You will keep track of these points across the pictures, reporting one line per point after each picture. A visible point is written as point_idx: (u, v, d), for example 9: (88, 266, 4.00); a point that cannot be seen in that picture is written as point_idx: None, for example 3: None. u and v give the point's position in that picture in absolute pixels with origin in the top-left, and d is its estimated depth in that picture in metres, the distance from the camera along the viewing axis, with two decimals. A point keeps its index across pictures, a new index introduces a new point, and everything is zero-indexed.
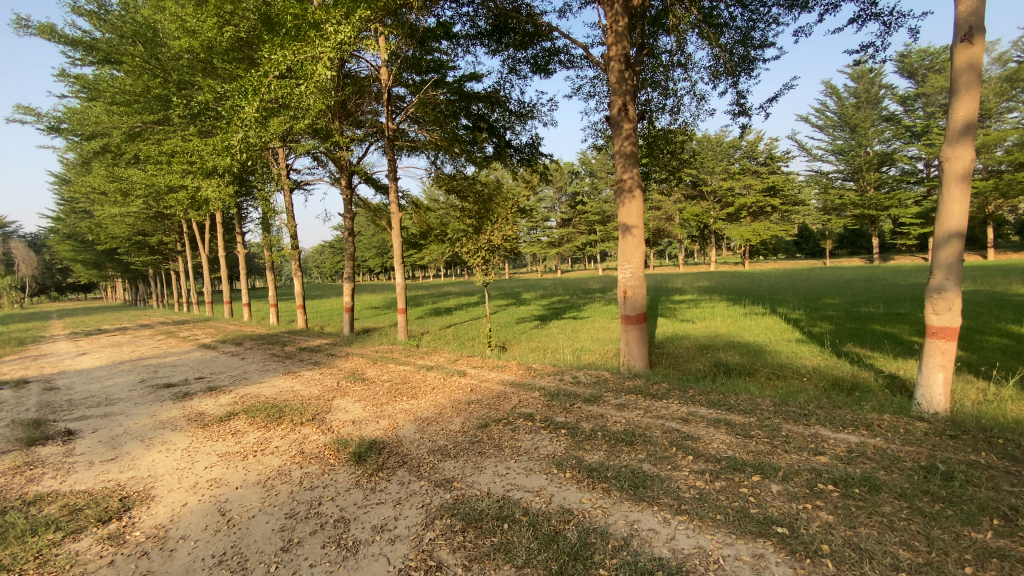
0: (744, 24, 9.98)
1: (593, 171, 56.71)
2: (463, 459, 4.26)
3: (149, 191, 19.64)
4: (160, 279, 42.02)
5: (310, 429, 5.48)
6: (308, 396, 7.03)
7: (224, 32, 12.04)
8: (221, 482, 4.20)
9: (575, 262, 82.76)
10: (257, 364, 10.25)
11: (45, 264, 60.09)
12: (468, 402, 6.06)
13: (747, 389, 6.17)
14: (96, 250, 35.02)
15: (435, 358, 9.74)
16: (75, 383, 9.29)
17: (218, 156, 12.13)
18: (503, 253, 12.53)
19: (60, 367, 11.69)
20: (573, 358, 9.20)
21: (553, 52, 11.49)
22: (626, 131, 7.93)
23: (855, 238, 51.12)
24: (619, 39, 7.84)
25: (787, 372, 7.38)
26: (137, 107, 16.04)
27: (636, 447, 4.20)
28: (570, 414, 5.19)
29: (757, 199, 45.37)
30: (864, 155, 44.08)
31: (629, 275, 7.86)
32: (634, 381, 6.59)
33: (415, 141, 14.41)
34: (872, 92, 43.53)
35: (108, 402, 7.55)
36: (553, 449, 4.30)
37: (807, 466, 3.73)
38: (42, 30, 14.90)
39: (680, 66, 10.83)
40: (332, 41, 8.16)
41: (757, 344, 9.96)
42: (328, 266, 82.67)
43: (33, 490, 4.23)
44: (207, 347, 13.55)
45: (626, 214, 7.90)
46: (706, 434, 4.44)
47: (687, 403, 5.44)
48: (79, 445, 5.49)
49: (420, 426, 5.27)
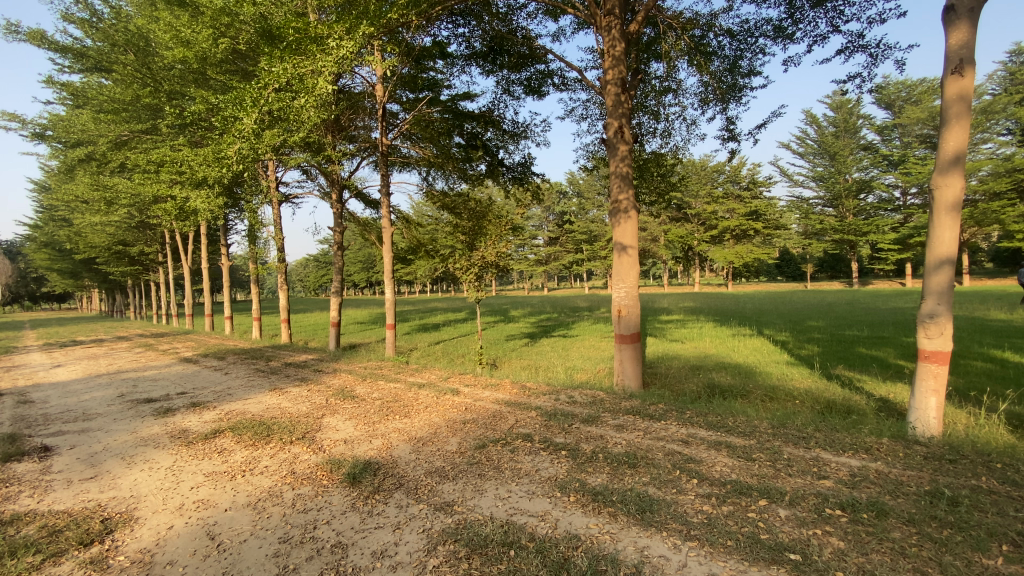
0: (732, 53, 10.27)
1: (581, 192, 57.46)
2: (462, 481, 4.15)
3: (133, 200, 19.26)
4: (139, 291, 41.03)
5: (301, 449, 5.31)
6: (297, 414, 6.83)
7: (219, 44, 12.04)
8: (208, 504, 4.02)
9: (561, 281, 83.17)
10: (242, 379, 9.97)
11: (20, 273, 58.89)
12: (464, 421, 5.94)
13: (743, 410, 6.16)
14: (74, 259, 34.23)
15: (426, 376, 9.58)
16: (50, 397, 8.91)
17: (208, 166, 11.98)
18: (495, 270, 12.51)
19: (34, 379, 11.25)
20: (567, 377, 9.14)
21: (547, 74, 11.68)
22: (622, 153, 8.00)
23: (835, 263, 52.33)
24: (616, 63, 7.97)
25: (780, 394, 7.42)
26: (126, 115, 15.85)
27: (639, 470, 4.14)
28: (569, 435, 5.12)
29: (740, 223, 46.37)
30: (844, 182, 45.41)
31: (623, 295, 7.86)
32: (631, 402, 6.54)
33: (407, 157, 14.43)
34: (850, 121, 45.21)
35: (86, 417, 7.25)
36: (554, 471, 4.21)
37: (812, 490, 3.72)
38: (31, 36, 14.70)
39: (671, 92, 11.11)
40: (335, 56, 8.14)
41: (748, 366, 10.01)
42: (312, 280, 81.66)
43: (8, 510, 3.99)
44: (189, 361, 13.18)
45: (620, 234, 7.97)
46: (708, 457, 4.40)
47: (686, 425, 5.41)
48: (56, 462, 5.23)
49: (416, 446, 5.14)
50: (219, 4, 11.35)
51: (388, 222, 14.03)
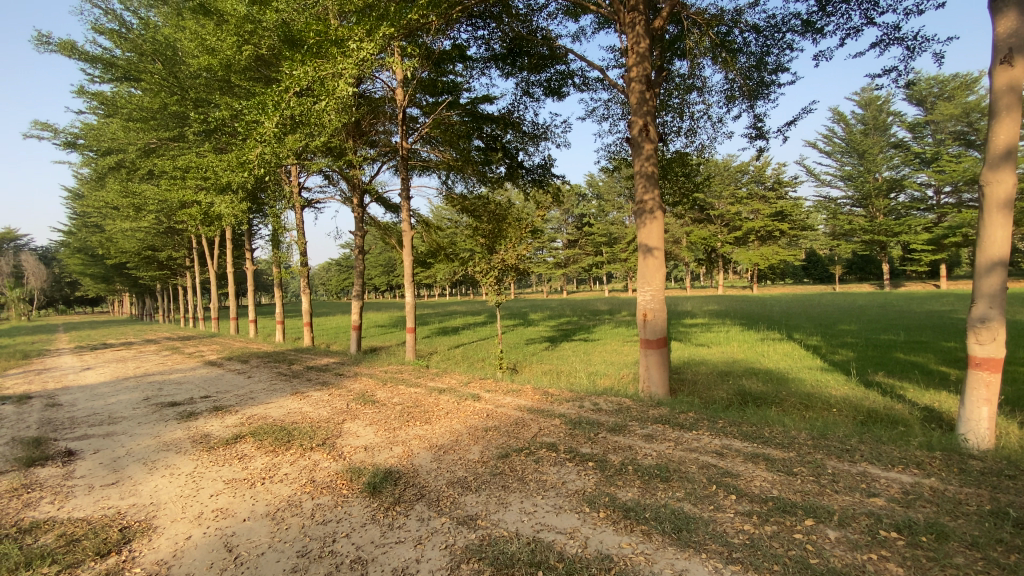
0: (758, 49, 9.95)
1: (601, 194, 56.99)
2: (486, 494, 3.98)
3: (160, 206, 19.69)
4: (167, 295, 42.03)
5: (321, 455, 5.21)
6: (318, 419, 6.76)
7: (243, 51, 12.19)
8: (227, 513, 3.94)
9: (580, 284, 82.64)
10: (264, 383, 10.01)
11: (55, 277, 61.16)
12: (486, 428, 5.78)
13: (779, 420, 5.86)
14: (105, 264, 35.21)
15: (446, 380, 9.47)
16: (78, 400, 9.05)
17: (232, 171, 12.13)
18: (515, 273, 12.36)
19: (64, 382, 11.50)
20: (589, 382, 8.91)
21: (568, 75, 11.51)
22: (647, 152, 7.76)
23: (864, 265, 50.79)
24: (640, 60, 7.74)
25: (816, 402, 7.07)
26: (154, 123, 16.19)
27: (672, 484, 3.92)
28: (596, 445, 4.91)
29: (765, 224, 45.32)
30: (874, 181, 44.06)
31: (649, 298, 7.61)
32: (658, 410, 6.29)
33: (426, 161, 14.41)
34: (880, 119, 44.50)
35: (111, 420, 7.31)
36: (582, 484, 4.02)
37: (863, 509, 3.44)
38: (63, 47, 15.11)
39: (696, 90, 10.84)
40: (355, 58, 8.08)
41: (779, 372, 9.61)
42: (334, 284, 82.76)
43: (30, 516, 3.97)
44: (213, 364, 13.33)
45: (646, 235, 7.71)
46: (746, 471, 4.14)
47: (719, 435, 5.14)
48: (79, 467, 5.23)
49: (437, 455, 4.99)
50: (243, 12, 11.44)
51: (408, 226, 14.00)
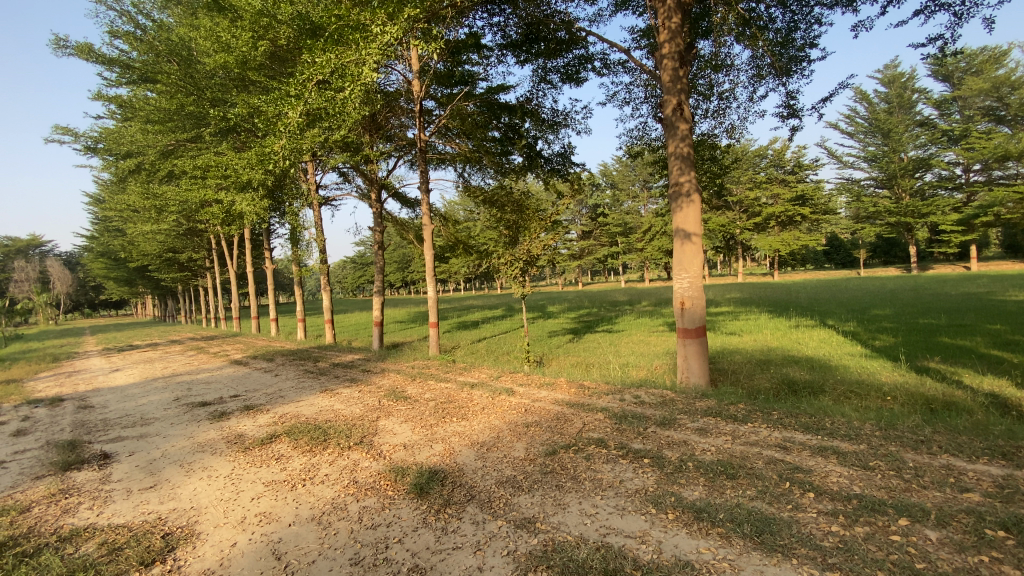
0: (785, 25, 9.50)
1: (615, 183, 56.35)
2: (540, 494, 3.75)
3: (181, 207, 19.80)
4: (188, 296, 42.62)
5: (360, 455, 5.04)
6: (351, 417, 6.63)
7: (260, 47, 12.01)
8: (271, 518, 3.78)
9: (596, 275, 82.10)
10: (292, 381, 9.92)
11: (79, 281, 62.99)
12: (527, 424, 5.54)
13: (838, 410, 5.52)
14: (128, 268, 35.85)
15: (476, 375, 9.27)
16: (110, 401, 9.07)
17: (252, 168, 12.02)
18: (542, 264, 11.89)
19: (94, 384, 11.61)
20: (623, 374, 8.63)
21: (587, 59, 11.17)
22: (682, 132, 7.37)
23: (889, 248, 49.53)
24: (673, 36, 7.40)
25: (868, 391, 6.71)
26: (171, 125, 16.22)
27: (741, 482, 3.67)
28: (647, 440, 4.64)
29: (786, 209, 44.27)
30: (899, 161, 42.67)
31: (686, 286, 7.28)
32: (705, 402, 6.01)
33: (443, 154, 14.21)
34: (904, 96, 43.24)
35: (143, 422, 7.26)
36: (641, 483, 3.76)
37: (960, 507, 3.14)
38: (81, 50, 15.17)
39: (722, 69, 10.46)
40: (379, 42, 7.81)
41: (822, 359, 9.21)
42: (350, 280, 83.53)
43: (68, 524, 3.85)
44: (239, 363, 13.31)
45: (682, 219, 7.36)
46: (819, 467, 3.88)
47: (778, 428, 4.85)
48: (115, 470, 5.14)
49: (480, 452, 4.79)
50: (258, 7, 11.29)
51: (427, 219, 13.73)
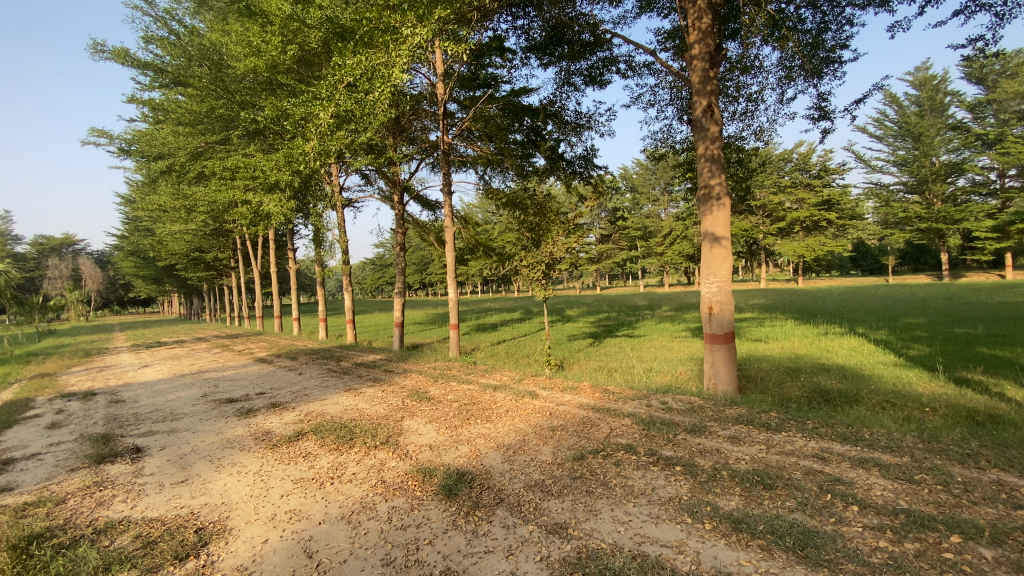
0: (815, 26, 9.27)
1: (635, 186, 55.93)
2: (570, 499, 3.68)
3: (210, 208, 20.25)
4: (213, 295, 43.53)
5: (386, 454, 5.05)
6: (376, 416, 6.66)
7: (289, 51, 12.20)
8: (301, 515, 3.80)
9: (615, 279, 81.57)
10: (316, 379, 10.02)
11: (109, 279, 64.97)
12: (553, 428, 5.48)
13: (876, 421, 5.34)
14: (156, 266, 36.80)
15: (499, 377, 9.22)
16: (140, 396, 9.27)
17: (281, 170, 12.23)
18: (565, 267, 11.78)
19: (124, 378, 11.93)
20: (647, 380, 8.50)
21: (611, 61, 11.09)
22: (712, 133, 7.24)
23: (919, 255, 48.17)
24: (703, 37, 7.28)
25: (905, 401, 6.49)
26: (201, 128, 16.59)
27: (779, 493, 3.57)
28: (678, 447, 4.54)
29: (811, 214, 43.36)
30: (930, 166, 41.43)
31: (715, 290, 7.14)
32: (736, 409, 5.88)
33: (464, 156, 14.23)
34: (936, 99, 41.97)
35: (173, 417, 7.40)
36: (674, 491, 3.68)
37: (1016, 524, 3.00)
38: (116, 53, 15.62)
39: (751, 71, 10.28)
40: (409, 44, 7.87)
41: (853, 368, 8.95)
42: (370, 281, 84.50)
43: (104, 516, 3.92)
44: (264, 361, 13.52)
45: (711, 223, 7.23)
46: (860, 480, 3.76)
47: (814, 438, 4.72)
48: (147, 464, 5.23)
49: (507, 456, 4.74)
50: (287, 11, 11.48)
51: (449, 221, 13.75)
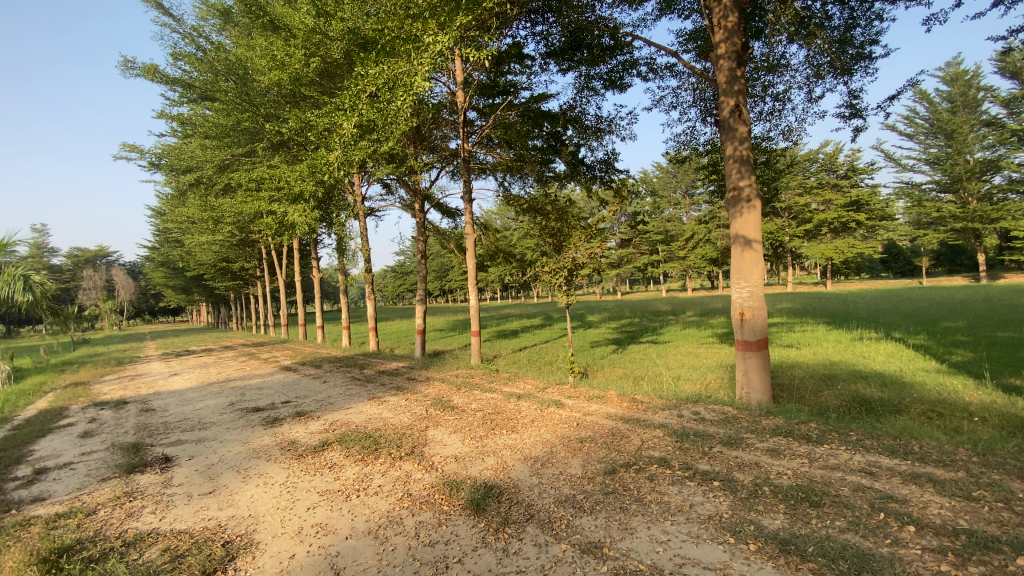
0: (843, 22, 8.98)
1: (655, 190, 55.29)
2: (604, 516, 3.53)
3: (236, 219, 20.66)
4: (240, 304, 44.45)
5: (412, 466, 4.97)
6: (400, 426, 6.60)
7: (312, 63, 12.40)
8: (327, 529, 3.73)
9: (636, 284, 80.79)
10: (340, 388, 10.04)
11: (141, 289, 67.03)
12: (581, 439, 5.33)
13: (924, 432, 5.05)
14: (185, 277, 37.74)
15: (522, 385, 9.10)
16: (169, 405, 9.41)
17: (305, 180, 12.39)
18: (588, 272, 11.58)
19: (155, 387, 12.17)
20: (675, 388, 8.27)
21: (632, 64, 10.95)
22: (741, 134, 7.03)
23: (954, 255, 46.42)
24: (729, 35, 7.10)
25: (953, 411, 6.14)
26: (227, 141, 16.97)
27: (828, 511, 3.36)
28: (714, 461, 4.35)
29: (838, 215, 42.21)
30: (964, 164, 39.97)
31: (745, 295, 6.92)
32: (772, 420, 5.64)
33: (484, 163, 14.19)
34: (968, 95, 40.53)
35: (201, 426, 7.47)
36: (713, 508, 3.50)
37: None
38: (147, 70, 16.09)
39: (778, 70, 10.02)
40: (431, 52, 7.87)
41: (893, 375, 8.55)
42: (391, 289, 85.43)
43: (133, 528, 3.92)
44: (289, 369, 13.65)
45: (741, 226, 7.01)
46: (913, 497, 3.52)
47: (859, 451, 4.47)
48: (176, 474, 5.26)
49: (535, 468, 4.61)
50: (310, 25, 11.68)
51: (469, 228, 13.70)
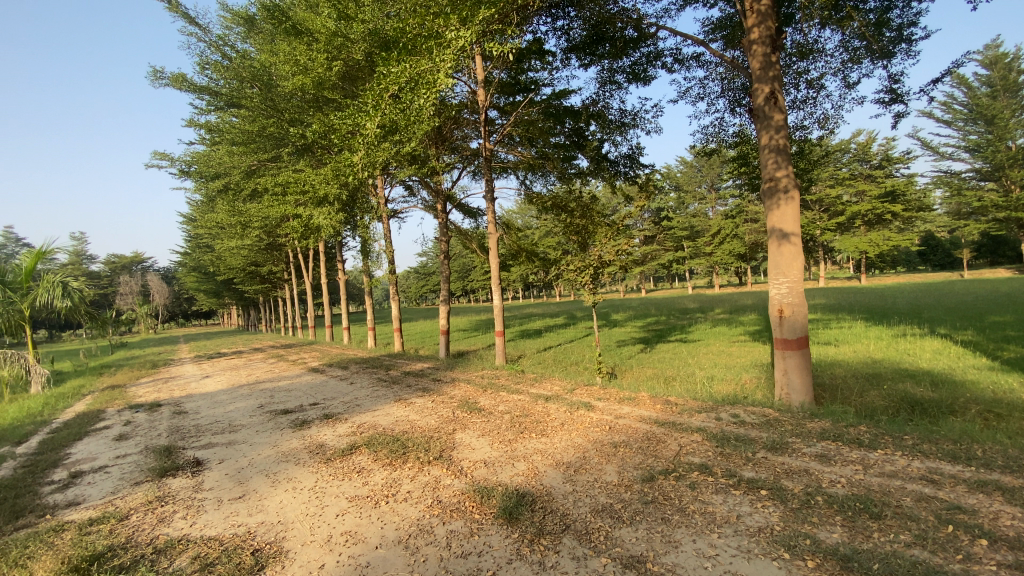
0: (882, 3, 8.52)
1: (679, 186, 54.35)
2: (645, 528, 3.34)
3: (263, 223, 21.02)
4: (269, 306, 45.40)
5: (440, 471, 4.86)
6: (427, 428, 6.51)
7: (334, 67, 12.48)
8: (357, 538, 3.63)
9: (660, 281, 79.62)
10: (366, 390, 10.02)
11: (175, 294, 69.26)
12: (614, 444, 5.13)
13: (987, 435, 4.69)
14: (216, 281, 38.73)
15: (549, 387, 8.93)
16: (201, 407, 9.55)
17: (329, 183, 12.46)
18: (614, 270, 11.29)
19: (187, 389, 12.40)
20: (709, 388, 7.98)
21: (656, 55, 10.65)
22: (777, 122, 6.71)
23: (997, 246, 44.27)
24: (762, 19, 6.79)
25: (1014, 412, 5.72)
26: (254, 146, 17.26)
27: (890, 524, 3.10)
28: (759, 468, 4.11)
29: (872, 206, 40.71)
30: (1006, 150, 38.06)
31: (785, 291, 6.59)
32: (817, 422, 5.34)
33: (506, 162, 14.04)
34: (1010, 78, 38.60)
35: (232, 428, 7.52)
36: (763, 520, 3.27)
37: None
38: (175, 80, 16.47)
39: (811, 56, 9.59)
40: (454, 48, 7.76)
41: (943, 374, 8.07)
42: (414, 290, 86.27)
43: (164, 534, 3.90)
44: (316, 371, 13.75)
45: (778, 219, 6.69)
46: (984, 507, 3.23)
47: (917, 457, 4.16)
48: (207, 478, 5.26)
49: (568, 475, 4.43)
50: (332, 28, 11.73)
51: (492, 228, 13.57)
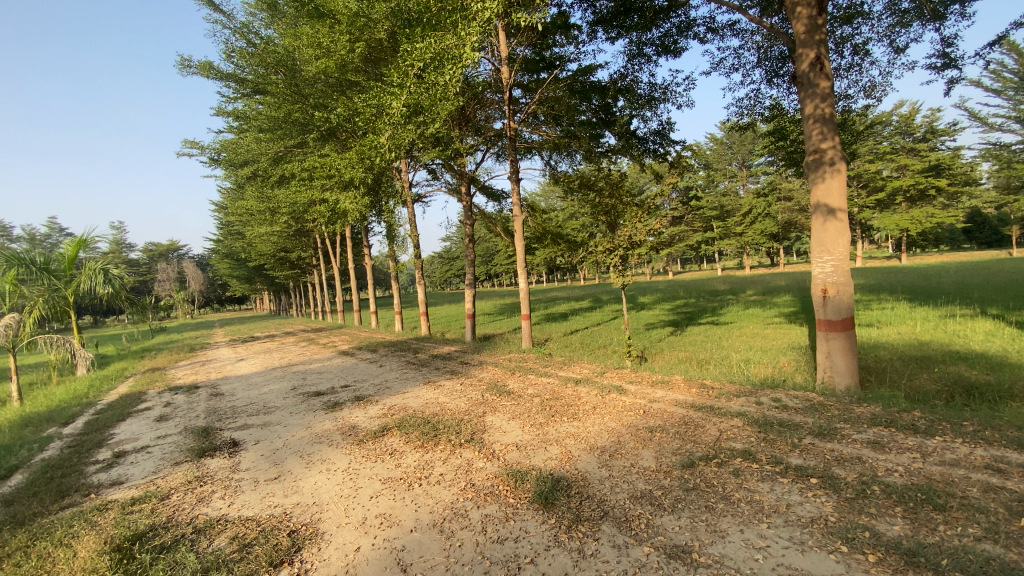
0: None
1: (708, 164, 52.82)
2: (688, 516, 3.20)
3: (291, 209, 21.29)
4: (299, 291, 46.33)
5: (472, 454, 4.81)
6: (457, 411, 6.47)
7: (357, 49, 12.37)
8: (391, 521, 3.60)
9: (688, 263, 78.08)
10: (395, 372, 10.08)
11: (210, 280, 71.53)
12: (650, 428, 4.98)
13: None
14: (248, 267, 39.72)
15: (579, 370, 8.79)
16: (237, 389, 9.78)
17: (354, 167, 12.43)
18: (644, 251, 11.00)
19: (223, 371, 12.76)
20: (745, 372, 7.71)
21: (687, 25, 10.16)
22: (823, 90, 6.30)
23: None
24: None
25: None
26: (280, 133, 17.39)
27: (956, 516, 2.88)
28: (808, 455, 3.90)
29: (914, 181, 38.77)
30: None
31: (829, 270, 6.27)
32: (867, 407, 5.06)
33: (531, 141, 13.73)
34: None
35: (266, 410, 7.65)
36: (816, 510, 3.08)
37: None
38: (202, 67, 16.61)
39: (858, 18, 8.97)
40: (479, 20, 7.51)
41: (999, 356, 7.59)
42: (439, 273, 86.71)
43: (203, 514, 3.96)
44: (346, 354, 13.91)
45: (824, 194, 6.32)
46: None
47: (980, 445, 3.88)
48: (244, 459, 5.34)
49: (603, 459, 4.32)
50: (354, 8, 11.60)
51: (517, 209, 13.39)
